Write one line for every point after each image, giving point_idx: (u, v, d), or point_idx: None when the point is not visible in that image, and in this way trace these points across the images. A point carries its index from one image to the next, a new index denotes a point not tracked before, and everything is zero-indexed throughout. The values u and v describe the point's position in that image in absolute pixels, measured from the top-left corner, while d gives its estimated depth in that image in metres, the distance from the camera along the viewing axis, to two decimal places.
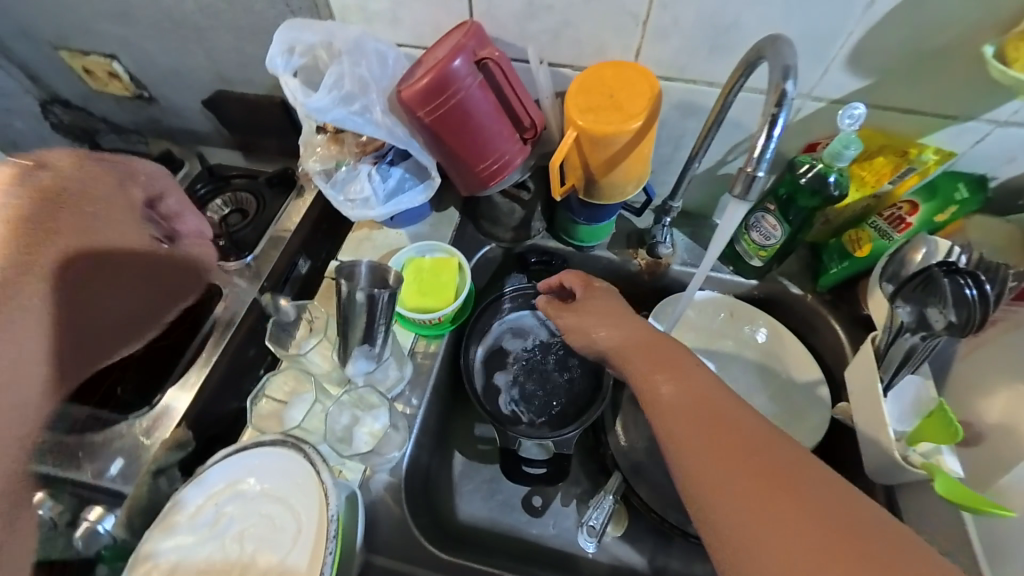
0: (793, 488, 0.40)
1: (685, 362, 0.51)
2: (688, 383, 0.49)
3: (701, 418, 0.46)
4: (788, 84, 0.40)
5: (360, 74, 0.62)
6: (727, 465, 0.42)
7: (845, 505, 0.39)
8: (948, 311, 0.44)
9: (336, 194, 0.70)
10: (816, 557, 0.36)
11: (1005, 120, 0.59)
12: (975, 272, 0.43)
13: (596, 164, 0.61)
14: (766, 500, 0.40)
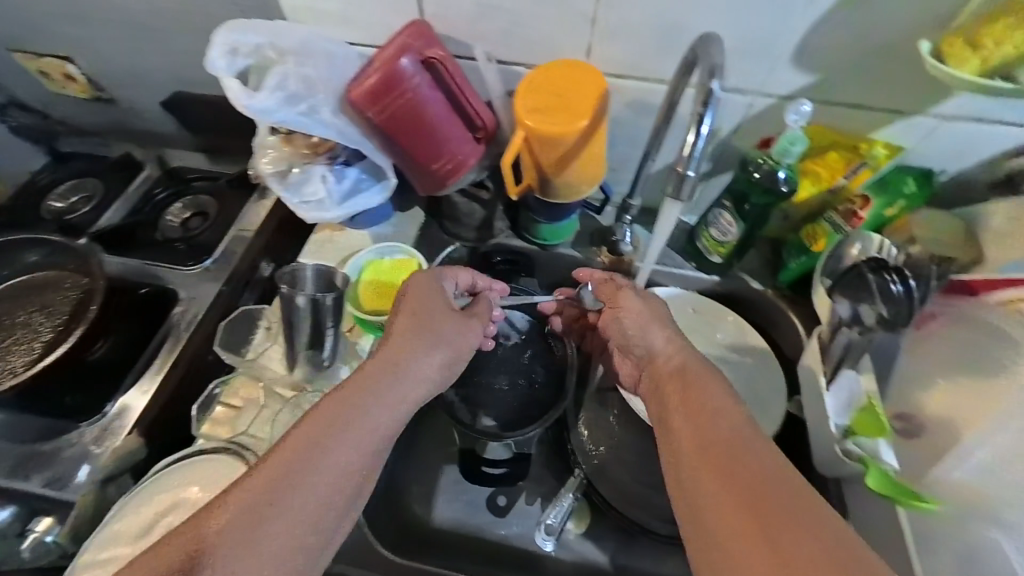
0: (758, 483, 0.41)
1: (702, 381, 0.51)
2: (702, 398, 0.49)
3: (692, 408, 0.49)
4: (713, 83, 0.41)
5: (306, 74, 0.61)
6: (718, 479, 0.43)
7: (803, 502, 0.40)
8: (878, 306, 0.44)
9: (290, 197, 0.69)
10: (756, 542, 0.38)
11: (950, 114, 0.60)
12: (901, 269, 0.44)
13: (547, 162, 0.61)
14: (733, 495, 0.41)
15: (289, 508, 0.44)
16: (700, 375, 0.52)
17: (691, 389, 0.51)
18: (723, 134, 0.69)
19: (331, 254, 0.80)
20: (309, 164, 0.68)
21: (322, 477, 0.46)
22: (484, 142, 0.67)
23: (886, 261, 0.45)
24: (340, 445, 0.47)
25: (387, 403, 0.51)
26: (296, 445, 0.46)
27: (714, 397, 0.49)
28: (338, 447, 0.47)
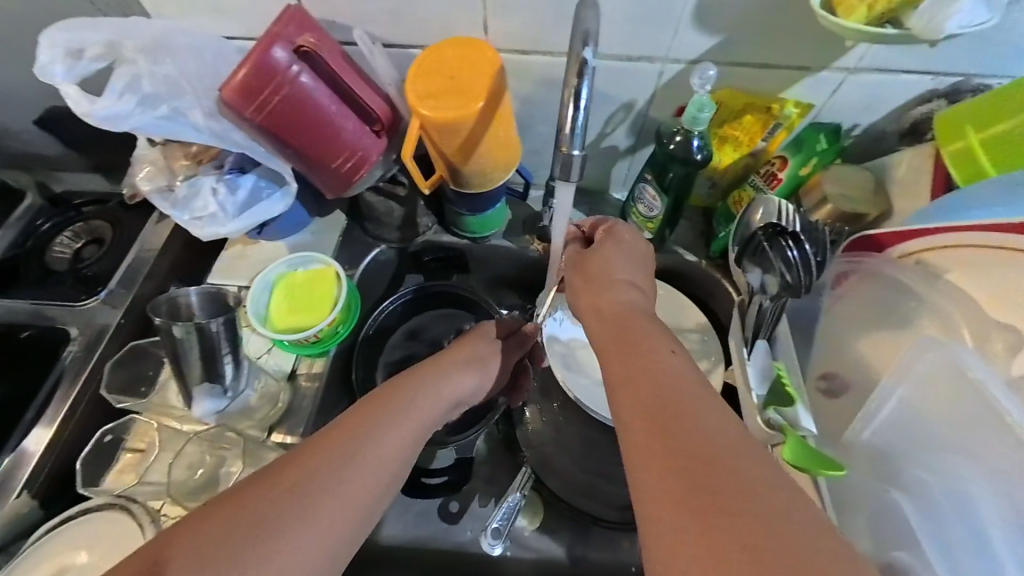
0: (704, 444, 0.31)
1: (643, 336, 0.40)
2: (643, 360, 0.37)
3: (626, 355, 0.38)
4: (586, 51, 0.37)
5: (163, 74, 0.54)
6: (665, 469, 0.31)
7: (759, 470, 0.30)
8: (781, 272, 0.44)
9: (180, 214, 0.62)
10: (697, 514, 0.28)
11: (854, 66, 0.59)
12: (797, 234, 0.43)
13: (451, 151, 0.57)
14: (674, 456, 0.31)
15: (315, 527, 0.37)
16: (645, 332, 0.40)
17: (634, 348, 0.39)
18: (638, 105, 0.67)
19: (244, 271, 0.74)
20: (194, 175, 0.62)
21: (338, 496, 0.39)
22: (386, 135, 0.62)
23: (785, 225, 0.44)
24: (361, 469, 0.41)
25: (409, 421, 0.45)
26: (310, 471, 0.39)
27: (659, 362, 0.37)
28: (356, 474, 0.40)
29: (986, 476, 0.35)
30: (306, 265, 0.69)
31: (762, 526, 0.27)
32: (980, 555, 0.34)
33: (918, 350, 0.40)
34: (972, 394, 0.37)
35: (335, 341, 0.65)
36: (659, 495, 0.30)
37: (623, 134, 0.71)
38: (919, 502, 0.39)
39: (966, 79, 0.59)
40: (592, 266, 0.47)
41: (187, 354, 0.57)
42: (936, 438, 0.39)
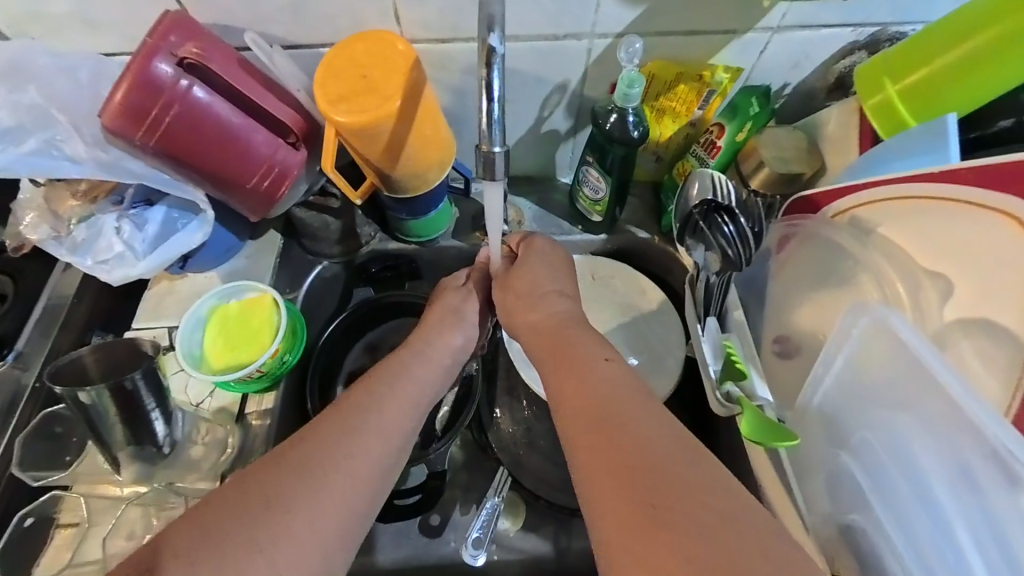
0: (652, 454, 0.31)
1: (585, 337, 0.40)
2: (580, 371, 0.37)
3: (568, 357, 0.39)
4: (493, 37, 0.34)
5: (31, 104, 0.48)
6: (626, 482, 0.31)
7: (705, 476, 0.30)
8: (722, 246, 0.44)
9: (81, 259, 0.55)
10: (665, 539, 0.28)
11: (778, 25, 0.58)
12: (731, 208, 0.44)
13: (376, 156, 0.53)
14: (633, 473, 0.31)
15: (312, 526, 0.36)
16: (578, 342, 0.40)
17: (569, 362, 0.38)
18: (572, 85, 0.64)
19: (172, 310, 0.68)
20: (91, 215, 0.55)
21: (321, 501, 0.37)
22: (304, 145, 0.56)
23: (722, 200, 0.44)
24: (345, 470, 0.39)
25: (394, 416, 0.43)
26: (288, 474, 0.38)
27: (595, 372, 0.37)
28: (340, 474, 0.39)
29: (925, 433, 0.34)
30: (239, 294, 0.64)
31: (719, 543, 0.27)
32: (926, 507, 0.34)
33: (851, 315, 0.39)
34: (905, 355, 0.35)
35: (284, 372, 0.61)
36: (605, 508, 0.30)
37: (562, 117, 0.69)
38: (867, 462, 0.39)
39: (884, 29, 0.59)
40: (529, 275, 0.46)
41: (103, 418, 0.52)
42: (877, 397, 0.38)
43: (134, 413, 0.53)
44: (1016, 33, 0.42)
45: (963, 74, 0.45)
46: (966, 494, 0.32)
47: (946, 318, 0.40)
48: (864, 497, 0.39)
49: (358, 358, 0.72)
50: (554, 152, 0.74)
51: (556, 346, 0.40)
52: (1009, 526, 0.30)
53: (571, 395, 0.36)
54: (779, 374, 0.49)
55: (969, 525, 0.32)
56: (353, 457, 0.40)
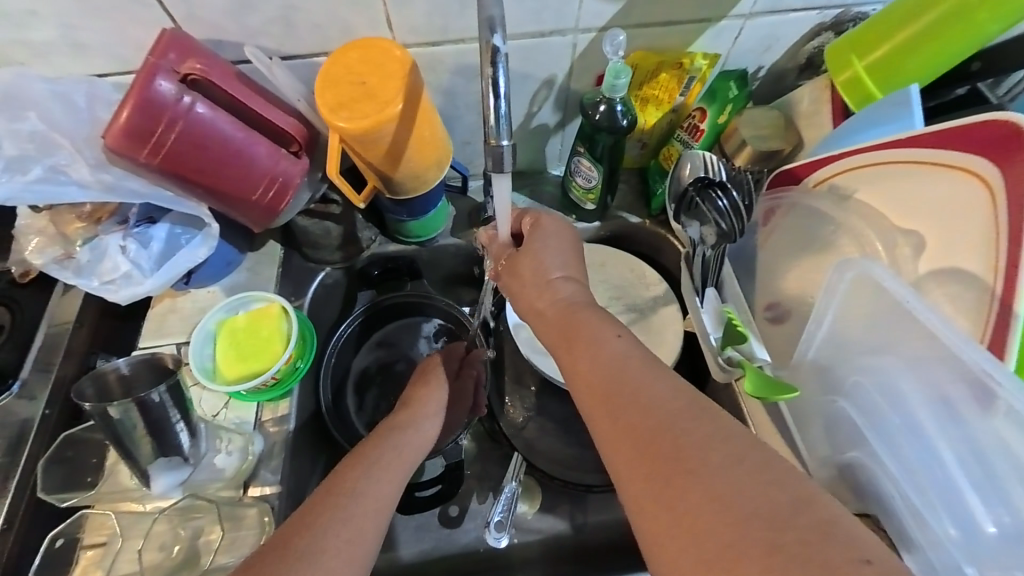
0: (675, 432, 0.31)
1: (587, 316, 0.41)
2: (597, 341, 0.38)
3: (569, 331, 0.40)
4: (495, 38, 0.36)
5: (29, 130, 0.48)
6: (651, 457, 0.31)
7: (727, 443, 0.30)
8: (716, 221, 0.47)
9: (86, 282, 0.56)
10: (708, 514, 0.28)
11: (749, 12, 0.61)
12: (722, 184, 0.46)
13: (377, 160, 0.54)
14: (655, 454, 0.31)
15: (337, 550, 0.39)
16: (601, 309, 0.39)
17: (580, 339, 0.39)
18: (559, 80, 0.67)
19: (177, 327, 0.68)
20: (94, 237, 0.55)
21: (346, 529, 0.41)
22: (306, 154, 0.57)
23: (712, 176, 0.47)
24: (363, 501, 0.44)
25: (398, 460, 0.50)
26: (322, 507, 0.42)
27: (608, 344, 0.38)
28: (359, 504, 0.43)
29: (913, 370, 0.38)
30: (246, 306, 0.65)
31: (759, 508, 0.27)
32: (911, 435, 0.37)
33: (838, 270, 0.42)
34: (887, 300, 0.39)
35: (297, 378, 0.62)
36: (632, 477, 0.31)
37: (550, 111, 0.71)
38: (860, 402, 0.42)
39: (845, 10, 0.63)
40: (534, 252, 0.47)
41: (130, 433, 0.53)
42: (864, 344, 0.41)
43: (159, 426, 0.54)
44: (967, 6, 0.46)
45: (920, 48, 0.49)
46: (947, 419, 0.35)
47: (920, 270, 0.44)
48: (859, 436, 0.42)
49: (369, 356, 0.75)
50: (544, 146, 0.77)
51: (563, 333, 0.41)
52: (984, 440, 0.34)
53: (585, 372, 0.37)
54: (776, 338, 0.53)
55: (951, 443, 0.35)
56: (366, 491, 0.45)
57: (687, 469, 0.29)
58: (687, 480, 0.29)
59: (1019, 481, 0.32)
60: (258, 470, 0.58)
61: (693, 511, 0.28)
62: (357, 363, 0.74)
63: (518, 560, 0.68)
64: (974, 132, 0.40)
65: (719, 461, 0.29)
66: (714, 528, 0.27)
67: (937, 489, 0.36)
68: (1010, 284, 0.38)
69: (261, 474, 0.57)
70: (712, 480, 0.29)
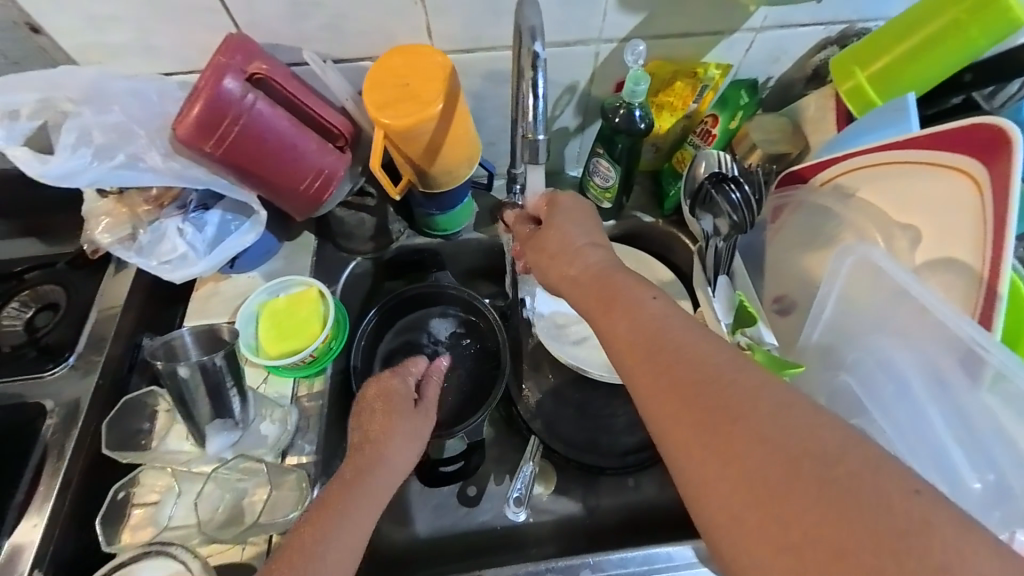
0: (716, 386, 0.34)
1: (620, 284, 0.44)
2: (629, 309, 0.41)
3: (604, 298, 0.43)
4: (536, 45, 0.40)
5: (112, 121, 0.53)
6: (692, 411, 0.34)
7: (767, 394, 0.33)
8: (728, 215, 0.51)
9: (147, 262, 0.61)
10: (752, 457, 0.31)
11: (760, 26, 0.66)
12: (737, 178, 0.50)
13: (416, 155, 0.59)
14: (695, 408, 0.34)
15: None
16: (623, 286, 0.43)
17: (620, 304, 0.42)
18: (580, 86, 0.72)
19: (219, 309, 0.73)
20: (155, 221, 0.60)
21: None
22: (349, 149, 0.62)
23: (726, 172, 0.51)
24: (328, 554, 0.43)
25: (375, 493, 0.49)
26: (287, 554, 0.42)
27: (644, 309, 0.41)
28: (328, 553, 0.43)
29: (909, 347, 0.42)
30: (285, 289, 0.69)
31: (802, 450, 0.31)
32: (906, 403, 0.42)
33: (841, 256, 0.46)
34: (888, 283, 0.42)
35: (331, 358, 0.66)
36: (676, 426, 0.35)
37: (571, 115, 0.76)
38: (860, 377, 0.45)
39: (849, 25, 0.67)
40: (560, 234, 0.50)
41: (192, 392, 0.59)
42: (864, 325, 0.45)
43: (216, 388, 0.59)
44: (958, 24, 0.50)
45: (913, 61, 0.53)
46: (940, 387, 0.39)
47: (917, 260, 0.48)
48: (859, 407, 0.45)
49: (394, 339, 0.79)
50: (563, 148, 0.82)
51: (602, 301, 0.43)
52: (972, 405, 0.38)
53: (620, 336, 0.41)
54: (782, 327, 0.56)
55: (940, 410, 0.40)
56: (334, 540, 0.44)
57: (719, 419, 0.33)
58: (718, 428, 0.33)
59: (1000, 441, 0.37)
60: (296, 441, 0.62)
61: (739, 453, 0.32)
62: (385, 345, 0.78)
63: (532, 540, 0.71)
64: (963, 138, 0.44)
65: (760, 410, 0.33)
66: (747, 469, 0.31)
67: (931, 452, 0.40)
68: (997, 270, 0.42)
69: (298, 445, 0.62)
70: (742, 427, 0.32)
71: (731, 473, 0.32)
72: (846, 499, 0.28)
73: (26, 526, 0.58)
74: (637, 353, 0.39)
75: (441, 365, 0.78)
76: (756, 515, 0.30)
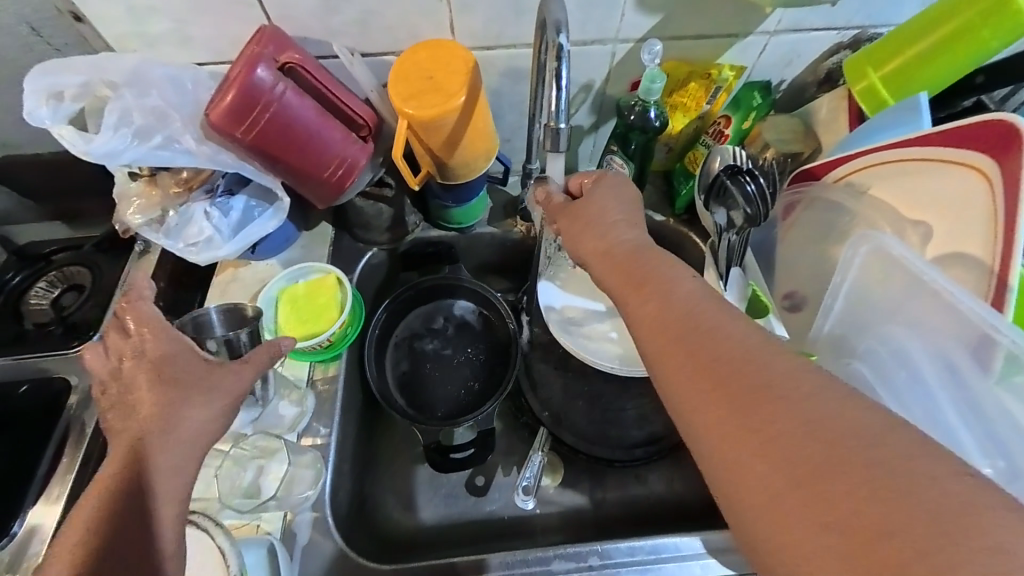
0: (752, 365, 0.35)
1: (653, 264, 0.44)
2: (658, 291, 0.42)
3: (633, 277, 0.44)
4: (561, 38, 0.42)
5: (150, 104, 0.56)
6: (727, 388, 0.35)
7: (802, 377, 0.34)
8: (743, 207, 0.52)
9: (174, 243, 0.63)
10: (786, 436, 0.32)
11: (774, 29, 0.68)
12: (753, 170, 0.52)
13: (437, 146, 0.61)
14: (729, 385, 0.35)
15: None
16: (653, 266, 0.44)
17: (651, 282, 0.43)
18: (596, 85, 0.73)
19: (239, 294, 0.75)
20: (184, 204, 0.62)
21: None
22: (372, 140, 0.64)
23: (741, 164, 0.52)
24: None
25: None
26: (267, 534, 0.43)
27: (678, 288, 0.41)
28: None
29: (924, 337, 0.43)
30: (305, 276, 0.71)
31: (837, 433, 0.31)
32: (917, 388, 0.44)
33: (854, 246, 0.48)
34: (902, 274, 0.44)
35: (346, 344, 0.68)
36: (706, 402, 0.35)
37: (585, 114, 0.78)
38: (873, 365, 0.48)
39: (861, 31, 0.69)
40: (576, 222, 0.52)
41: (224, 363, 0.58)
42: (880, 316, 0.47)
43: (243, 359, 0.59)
44: (973, 26, 0.51)
45: (926, 62, 0.54)
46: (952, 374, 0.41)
47: (930, 255, 0.49)
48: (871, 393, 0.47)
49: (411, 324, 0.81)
50: (577, 146, 0.84)
51: (633, 279, 0.44)
52: (983, 394, 0.40)
53: (651, 313, 0.41)
54: (792, 323, 0.57)
55: (948, 396, 0.42)
56: None
57: (753, 397, 0.34)
58: (752, 406, 0.34)
59: (1007, 427, 0.39)
60: (311, 424, 0.65)
61: (772, 431, 0.32)
62: (400, 332, 0.80)
63: (538, 529, 0.72)
64: (977, 139, 0.45)
65: (795, 391, 0.33)
66: (781, 447, 0.32)
67: (943, 437, 0.42)
68: (1007, 263, 0.42)
69: (313, 428, 0.65)
70: (776, 404, 0.33)
71: (763, 454, 0.32)
72: (883, 483, 0.28)
73: (49, 498, 0.60)
74: (669, 331, 0.39)
75: (453, 356, 0.79)
76: (788, 494, 0.31)
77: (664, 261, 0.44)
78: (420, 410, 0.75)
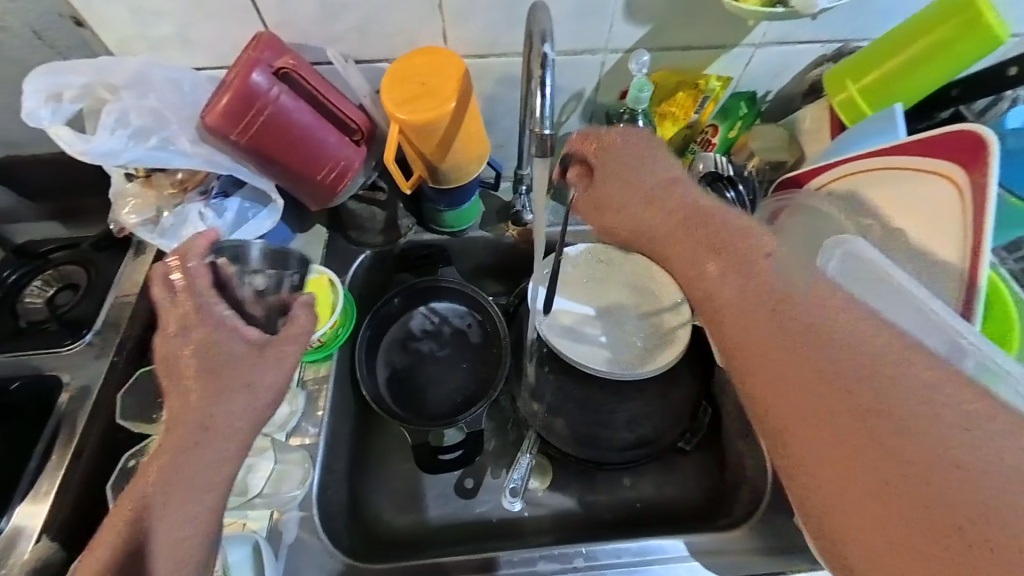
0: (828, 343, 0.34)
1: (723, 225, 0.43)
2: (714, 275, 0.41)
3: (688, 244, 0.44)
4: (546, 47, 0.44)
5: (149, 106, 0.57)
6: (801, 364, 0.34)
7: (883, 361, 0.32)
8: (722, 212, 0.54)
9: (170, 242, 0.64)
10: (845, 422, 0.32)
11: (760, 42, 0.69)
12: (731, 178, 0.54)
13: (430, 151, 0.62)
14: (797, 361, 0.35)
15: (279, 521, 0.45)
16: (727, 232, 0.42)
17: (719, 249, 0.42)
18: (587, 93, 0.75)
19: None
20: (180, 204, 0.63)
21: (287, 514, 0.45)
22: (366, 144, 0.65)
23: (722, 172, 0.54)
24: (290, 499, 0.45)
25: None
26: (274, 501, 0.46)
27: (755, 260, 0.40)
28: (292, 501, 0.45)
29: None
30: None
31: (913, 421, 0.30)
32: None
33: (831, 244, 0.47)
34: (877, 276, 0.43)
35: (339, 343, 0.70)
36: (773, 376, 0.35)
37: (578, 121, 0.80)
38: None
39: (845, 44, 0.71)
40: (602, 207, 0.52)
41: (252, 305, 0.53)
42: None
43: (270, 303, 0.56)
44: (946, 42, 0.53)
45: (902, 75, 0.56)
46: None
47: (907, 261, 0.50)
48: None
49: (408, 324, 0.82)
50: (570, 153, 0.85)
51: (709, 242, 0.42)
52: None
53: (721, 276, 0.40)
54: None
55: None
56: None
57: (817, 378, 0.33)
58: (826, 387, 0.33)
59: None
60: (300, 424, 0.66)
61: (834, 412, 0.32)
62: (392, 334, 0.80)
63: (527, 532, 0.72)
64: (950, 147, 0.47)
65: (861, 378, 0.32)
66: (845, 431, 0.32)
67: None
68: (977, 271, 0.45)
69: (302, 428, 0.65)
70: (842, 385, 0.33)
71: (821, 436, 0.33)
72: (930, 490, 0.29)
73: (38, 494, 0.60)
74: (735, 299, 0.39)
75: (443, 357, 0.80)
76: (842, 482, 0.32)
77: (733, 233, 0.42)
78: (409, 411, 0.75)
